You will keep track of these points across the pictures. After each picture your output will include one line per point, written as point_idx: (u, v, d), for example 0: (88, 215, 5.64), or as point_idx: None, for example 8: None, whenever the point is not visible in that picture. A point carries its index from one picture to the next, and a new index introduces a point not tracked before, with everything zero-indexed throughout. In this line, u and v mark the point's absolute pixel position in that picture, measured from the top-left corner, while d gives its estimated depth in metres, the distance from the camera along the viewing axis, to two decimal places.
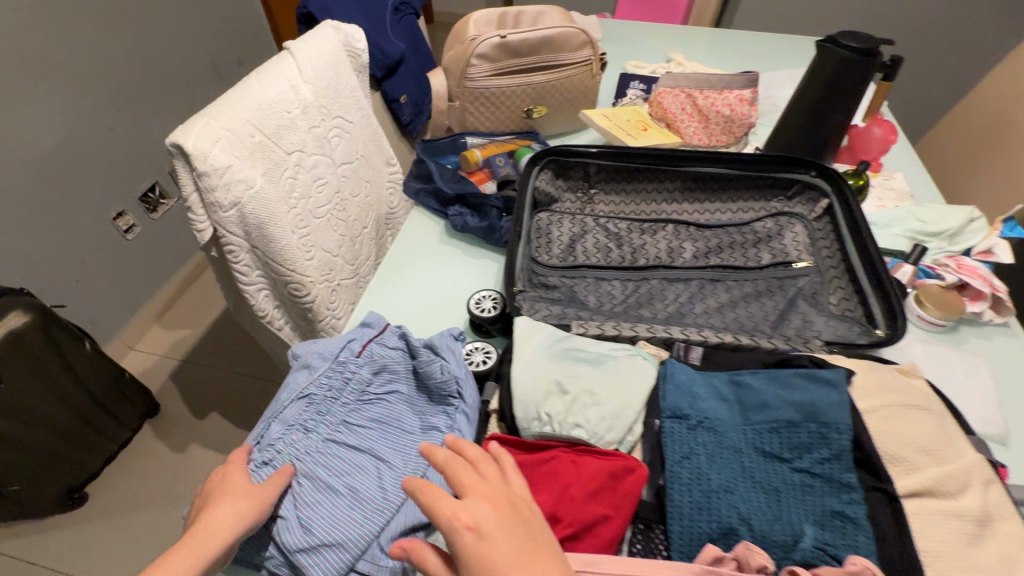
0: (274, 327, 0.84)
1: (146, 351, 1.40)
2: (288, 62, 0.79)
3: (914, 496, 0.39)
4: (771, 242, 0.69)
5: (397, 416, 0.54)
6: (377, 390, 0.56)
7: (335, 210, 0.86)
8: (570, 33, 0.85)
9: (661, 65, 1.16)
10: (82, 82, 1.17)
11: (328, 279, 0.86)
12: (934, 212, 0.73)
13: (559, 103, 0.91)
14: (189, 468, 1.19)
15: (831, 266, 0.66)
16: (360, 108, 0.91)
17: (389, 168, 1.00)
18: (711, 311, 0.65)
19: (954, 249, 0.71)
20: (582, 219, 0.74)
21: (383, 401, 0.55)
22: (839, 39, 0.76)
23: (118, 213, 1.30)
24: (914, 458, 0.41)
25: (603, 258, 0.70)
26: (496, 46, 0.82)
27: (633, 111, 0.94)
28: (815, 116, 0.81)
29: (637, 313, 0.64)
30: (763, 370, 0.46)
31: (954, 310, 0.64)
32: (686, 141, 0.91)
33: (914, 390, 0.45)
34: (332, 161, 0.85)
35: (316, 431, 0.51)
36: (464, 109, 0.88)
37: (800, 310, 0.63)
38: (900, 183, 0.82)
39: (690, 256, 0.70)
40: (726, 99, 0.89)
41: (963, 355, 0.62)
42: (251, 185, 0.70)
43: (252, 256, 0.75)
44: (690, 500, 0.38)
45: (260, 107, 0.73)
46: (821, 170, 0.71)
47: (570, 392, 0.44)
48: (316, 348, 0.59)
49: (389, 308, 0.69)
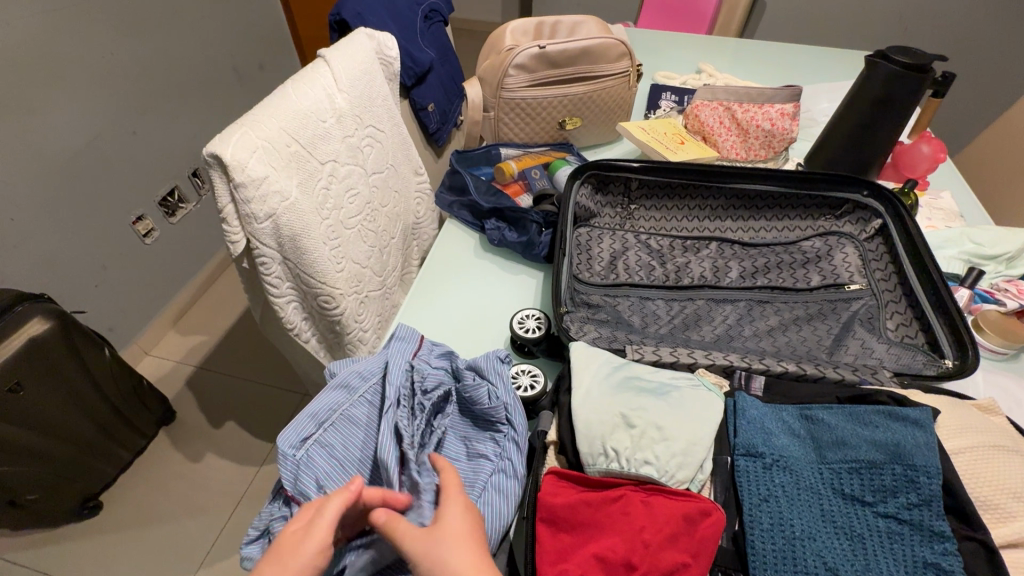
0: (301, 339, 0.82)
1: (162, 357, 1.38)
2: (324, 70, 0.78)
3: (1011, 547, 0.37)
4: (821, 262, 0.67)
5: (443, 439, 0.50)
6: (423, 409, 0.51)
7: (366, 220, 0.85)
8: (609, 45, 0.83)
9: (693, 76, 1.14)
10: (107, 86, 1.16)
11: (357, 291, 0.84)
12: (990, 234, 0.70)
13: (594, 116, 0.89)
14: (206, 478, 1.17)
15: (886, 289, 0.64)
16: (391, 117, 0.89)
17: (417, 178, 0.98)
18: (761, 333, 0.62)
19: (1012, 273, 0.69)
20: (623, 235, 0.72)
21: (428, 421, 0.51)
22: (890, 54, 0.73)
23: (137, 217, 1.29)
24: (1009, 505, 0.38)
25: (647, 276, 0.67)
26: (535, 56, 0.80)
27: (668, 123, 0.92)
28: (862, 133, 0.79)
29: (685, 335, 0.61)
30: (838, 405, 0.44)
31: (1018, 338, 0.61)
32: (724, 155, 0.89)
33: (1000, 429, 0.43)
34: (364, 170, 0.84)
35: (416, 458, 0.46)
36: (498, 119, 0.86)
37: (858, 335, 0.60)
38: (948, 203, 0.80)
39: (737, 275, 0.67)
40: (767, 113, 0.87)
41: None
42: (286, 197, 0.68)
43: (283, 268, 0.73)
44: (773, 547, 0.36)
45: (296, 116, 0.71)
46: (874, 190, 0.69)
47: (637, 425, 0.43)
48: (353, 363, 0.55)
49: (426, 326, 0.67)
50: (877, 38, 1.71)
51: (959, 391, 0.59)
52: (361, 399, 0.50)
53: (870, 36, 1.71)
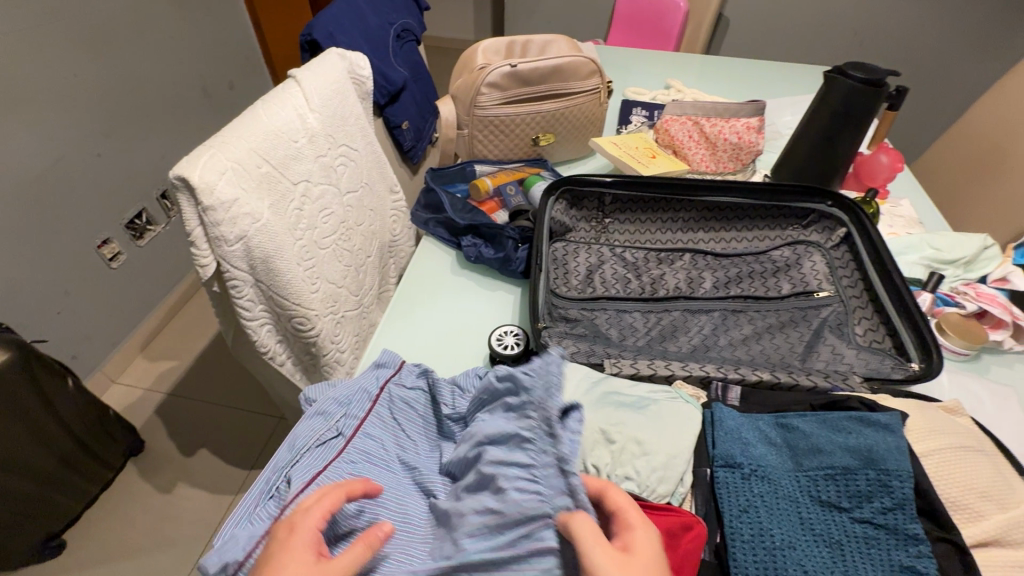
0: (275, 363, 0.80)
1: (129, 385, 1.33)
2: (295, 90, 0.77)
3: (981, 546, 0.38)
4: (791, 271, 0.69)
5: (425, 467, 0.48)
6: (531, 395, 0.40)
7: (340, 240, 0.84)
8: (579, 63, 0.85)
9: (661, 91, 1.17)
10: (72, 108, 1.13)
11: (333, 311, 0.82)
12: (949, 240, 0.73)
13: (567, 132, 0.90)
14: (178, 510, 1.12)
15: (853, 295, 0.66)
16: (365, 135, 0.89)
17: (393, 195, 0.97)
18: (736, 343, 0.63)
19: (970, 277, 0.71)
20: (599, 249, 0.72)
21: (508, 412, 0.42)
22: (846, 70, 0.76)
23: (103, 240, 1.25)
24: (978, 505, 0.39)
25: (623, 289, 0.68)
26: (507, 75, 0.81)
27: (640, 138, 0.93)
28: (825, 145, 0.81)
29: (663, 346, 0.62)
30: (811, 413, 0.45)
31: (977, 338, 0.64)
32: (694, 168, 0.90)
33: (966, 430, 0.44)
34: (338, 190, 0.83)
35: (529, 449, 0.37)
36: (472, 136, 0.87)
37: (828, 342, 0.61)
38: (908, 210, 0.83)
39: (710, 286, 0.69)
40: (733, 127, 0.90)
41: (990, 385, 0.62)
42: (257, 218, 0.67)
43: (256, 290, 0.71)
44: (755, 558, 0.37)
45: (267, 136, 0.70)
46: (837, 199, 0.72)
47: (617, 440, 0.43)
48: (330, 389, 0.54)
49: (403, 345, 0.66)
50: (833, 53, 1.79)
51: (927, 395, 0.61)
52: (342, 425, 0.49)
53: (825, 52, 1.79)
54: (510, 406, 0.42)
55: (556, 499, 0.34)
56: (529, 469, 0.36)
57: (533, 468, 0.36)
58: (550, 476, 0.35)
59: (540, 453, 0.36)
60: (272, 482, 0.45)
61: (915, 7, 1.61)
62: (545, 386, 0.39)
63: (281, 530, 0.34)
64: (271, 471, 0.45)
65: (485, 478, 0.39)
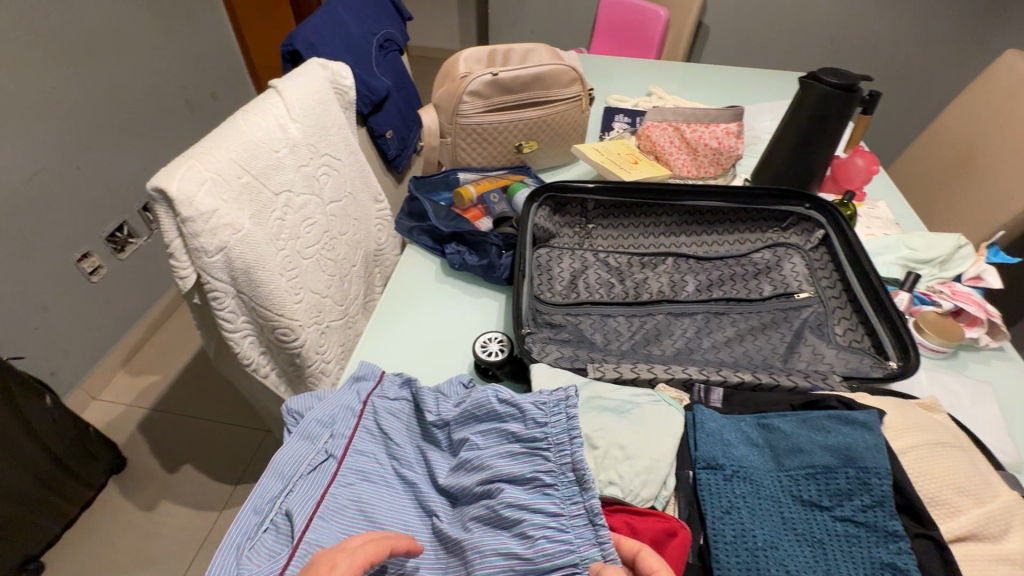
0: (259, 375, 0.79)
1: (111, 401, 1.31)
2: (276, 100, 0.77)
3: (959, 541, 0.39)
4: (771, 273, 0.69)
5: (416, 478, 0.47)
6: (547, 435, 0.42)
7: (324, 249, 0.83)
8: (560, 70, 0.86)
9: (643, 98, 1.19)
10: (50, 121, 1.12)
11: (317, 321, 0.82)
12: (924, 240, 0.74)
13: (550, 139, 0.91)
14: (161, 528, 1.10)
15: (833, 296, 0.67)
16: (348, 145, 0.89)
17: (377, 204, 0.97)
18: (719, 345, 0.63)
19: (946, 275, 0.72)
20: (582, 254, 0.73)
21: (513, 444, 0.43)
22: (820, 75, 0.78)
23: (83, 254, 1.23)
24: (955, 500, 0.40)
25: (607, 293, 0.68)
26: (488, 83, 0.82)
27: (622, 144, 0.94)
28: (803, 148, 0.83)
29: (647, 350, 0.62)
30: (791, 413, 0.45)
31: (954, 337, 0.65)
32: (676, 173, 0.92)
33: (942, 426, 0.45)
34: (321, 200, 0.82)
35: (555, 494, 0.40)
36: (455, 144, 0.87)
37: (809, 342, 0.62)
38: (884, 212, 0.84)
39: (693, 289, 0.69)
40: (713, 132, 0.91)
41: (968, 382, 0.63)
42: (238, 229, 0.66)
43: (238, 302, 0.71)
44: (736, 559, 0.37)
45: (247, 147, 0.70)
46: (814, 202, 0.73)
47: (599, 446, 0.43)
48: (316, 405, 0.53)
49: (387, 354, 0.65)
50: (811, 59, 1.83)
51: (904, 393, 0.62)
52: (330, 446, 0.48)
53: (803, 58, 1.83)
54: (517, 440, 0.42)
55: (586, 549, 0.37)
56: (554, 516, 0.39)
57: (562, 517, 0.38)
58: (579, 527, 0.38)
59: (568, 501, 0.39)
60: (263, 511, 0.45)
61: (888, 15, 1.65)
62: (567, 430, 0.41)
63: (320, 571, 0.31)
64: (261, 500, 0.45)
65: (497, 517, 0.40)
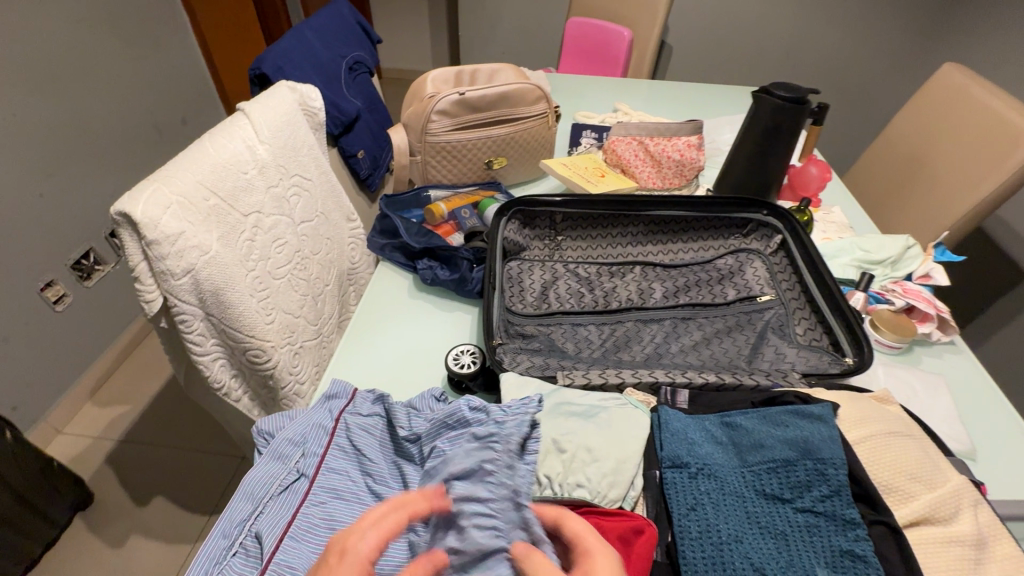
0: (230, 399, 0.78)
1: (77, 434, 1.26)
2: (243, 123, 0.77)
3: (914, 526, 0.40)
4: (734, 278, 0.72)
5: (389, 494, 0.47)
6: (500, 431, 0.42)
7: (296, 269, 0.83)
8: (525, 89, 0.88)
9: (610, 114, 1.23)
10: (13, 149, 1.10)
11: (291, 342, 0.81)
12: (875, 241, 0.78)
13: (519, 155, 0.93)
14: (131, 565, 1.05)
15: (793, 297, 0.70)
16: (318, 165, 0.89)
17: (350, 224, 0.98)
18: (687, 349, 0.65)
19: (897, 275, 0.76)
20: (552, 265, 0.74)
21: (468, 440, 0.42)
22: (772, 89, 0.82)
23: (46, 283, 1.20)
24: (908, 487, 0.42)
25: (577, 303, 0.70)
26: (455, 102, 0.84)
27: (590, 159, 0.97)
28: (760, 158, 0.86)
29: (617, 357, 0.63)
30: (752, 410, 0.47)
31: (908, 332, 0.68)
32: (642, 185, 0.95)
33: (895, 417, 0.47)
34: (291, 220, 0.83)
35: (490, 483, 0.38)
36: (425, 163, 0.89)
37: (771, 343, 0.64)
38: (840, 217, 0.88)
39: (661, 296, 0.71)
40: (675, 145, 0.94)
41: (923, 375, 0.66)
42: (205, 250, 0.66)
43: (206, 324, 0.70)
44: (703, 555, 0.38)
45: (214, 168, 0.70)
46: (771, 209, 0.76)
47: (567, 449, 0.44)
48: (286, 424, 0.52)
49: (360, 371, 0.65)
50: (769, 75, 1.91)
51: (863, 388, 0.64)
52: (302, 466, 0.48)
53: (761, 73, 1.92)
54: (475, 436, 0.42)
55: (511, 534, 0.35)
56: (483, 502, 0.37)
57: (492, 503, 0.37)
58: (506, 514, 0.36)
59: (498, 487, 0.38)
60: (231, 535, 0.44)
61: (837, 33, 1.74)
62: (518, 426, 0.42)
63: (330, 556, 0.29)
64: (230, 523, 0.44)
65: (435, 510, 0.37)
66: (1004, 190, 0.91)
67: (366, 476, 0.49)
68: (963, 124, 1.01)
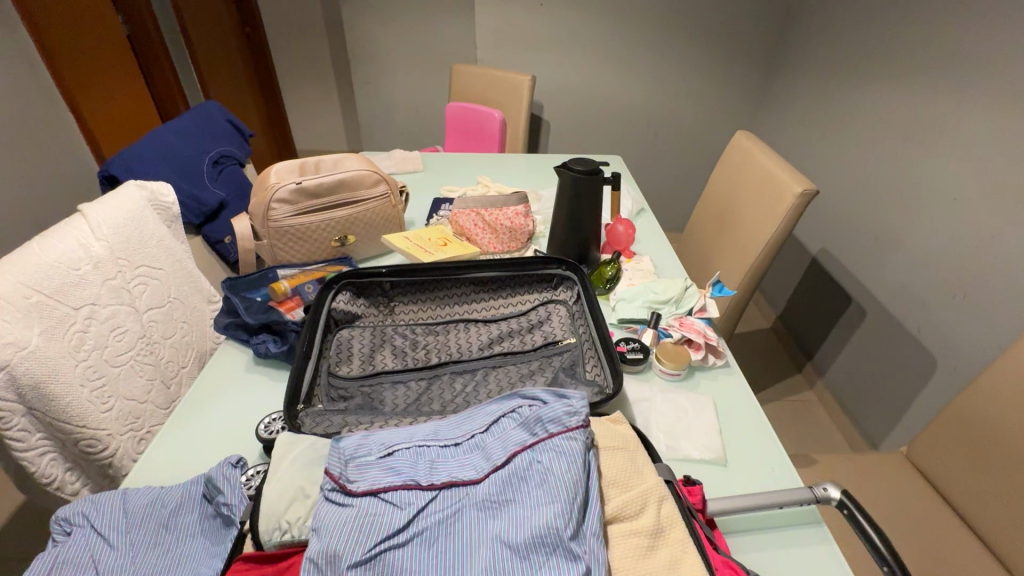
0: (64, 492, 0.77)
1: None
2: (80, 223, 0.83)
3: (612, 522, 0.51)
4: (542, 327, 0.82)
5: (171, 557, 0.55)
6: None
7: (140, 354, 0.87)
8: (363, 175, 1.00)
9: (471, 187, 1.37)
10: None
11: (133, 428, 0.84)
12: (662, 285, 0.93)
13: (366, 231, 1.03)
14: None
15: (587, 342, 0.80)
16: (169, 254, 0.96)
17: (211, 304, 1.05)
18: (492, 394, 0.73)
19: (682, 311, 0.90)
20: (382, 330, 0.82)
21: None
22: (570, 164, 0.96)
23: None
24: (607, 492, 0.53)
25: (399, 363, 0.77)
26: (293, 191, 0.93)
27: (437, 231, 1.08)
28: (570, 222, 0.99)
29: (422, 410, 0.70)
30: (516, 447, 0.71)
31: (683, 360, 0.79)
32: (484, 250, 1.06)
33: (615, 435, 0.59)
34: (135, 309, 0.87)
35: None
36: (273, 245, 0.96)
37: (561, 381, 0.73)
38: (647, 265, 1.04)
39: (477, 349, 0.80)
40: (506, 215, 1.09)
41: (693, 397, 0.77)
42: (23, 345, 0.68)
43: (29, 419, 0.70)
44: None
45: (40, 268, 0.73)
46: (569, 264, 0.88)
47: (314, 495, 0.54)
48: (88, 508, 0.57)
49: (181, 446, 0.71)
50: (634, 139, 2.20)
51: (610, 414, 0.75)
52: (142, 515, 0.58)
53: (626, 138, 2.20)
54: None
55: None
56: None
57: None
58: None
59: None
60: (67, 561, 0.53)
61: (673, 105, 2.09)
62: None
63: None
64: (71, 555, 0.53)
65: None
66: (780, 234, 1.08)
67: (189, 526, 0.58)
68: (751, 177, 1.21)
